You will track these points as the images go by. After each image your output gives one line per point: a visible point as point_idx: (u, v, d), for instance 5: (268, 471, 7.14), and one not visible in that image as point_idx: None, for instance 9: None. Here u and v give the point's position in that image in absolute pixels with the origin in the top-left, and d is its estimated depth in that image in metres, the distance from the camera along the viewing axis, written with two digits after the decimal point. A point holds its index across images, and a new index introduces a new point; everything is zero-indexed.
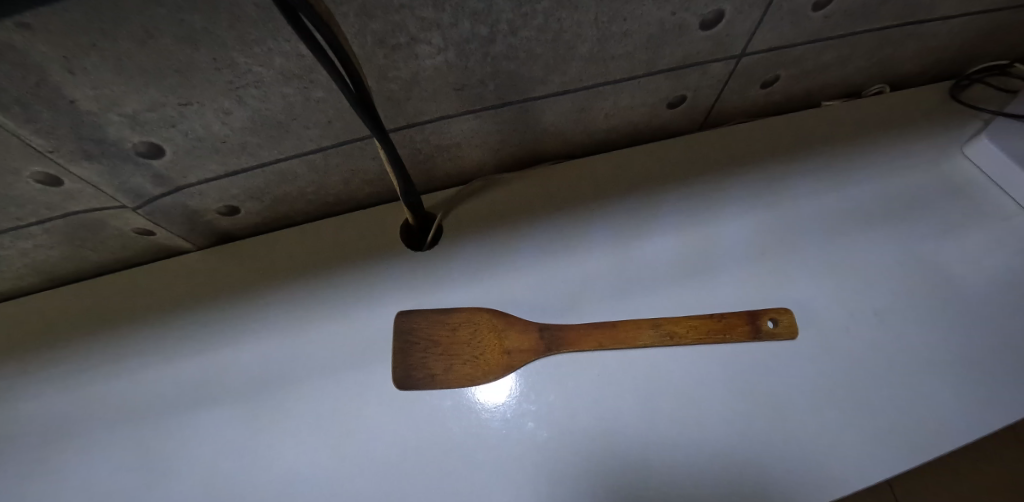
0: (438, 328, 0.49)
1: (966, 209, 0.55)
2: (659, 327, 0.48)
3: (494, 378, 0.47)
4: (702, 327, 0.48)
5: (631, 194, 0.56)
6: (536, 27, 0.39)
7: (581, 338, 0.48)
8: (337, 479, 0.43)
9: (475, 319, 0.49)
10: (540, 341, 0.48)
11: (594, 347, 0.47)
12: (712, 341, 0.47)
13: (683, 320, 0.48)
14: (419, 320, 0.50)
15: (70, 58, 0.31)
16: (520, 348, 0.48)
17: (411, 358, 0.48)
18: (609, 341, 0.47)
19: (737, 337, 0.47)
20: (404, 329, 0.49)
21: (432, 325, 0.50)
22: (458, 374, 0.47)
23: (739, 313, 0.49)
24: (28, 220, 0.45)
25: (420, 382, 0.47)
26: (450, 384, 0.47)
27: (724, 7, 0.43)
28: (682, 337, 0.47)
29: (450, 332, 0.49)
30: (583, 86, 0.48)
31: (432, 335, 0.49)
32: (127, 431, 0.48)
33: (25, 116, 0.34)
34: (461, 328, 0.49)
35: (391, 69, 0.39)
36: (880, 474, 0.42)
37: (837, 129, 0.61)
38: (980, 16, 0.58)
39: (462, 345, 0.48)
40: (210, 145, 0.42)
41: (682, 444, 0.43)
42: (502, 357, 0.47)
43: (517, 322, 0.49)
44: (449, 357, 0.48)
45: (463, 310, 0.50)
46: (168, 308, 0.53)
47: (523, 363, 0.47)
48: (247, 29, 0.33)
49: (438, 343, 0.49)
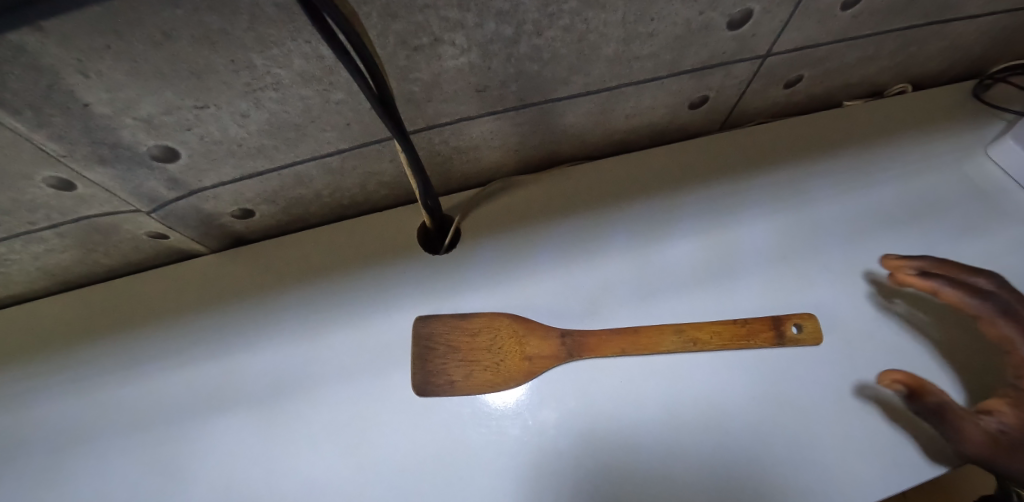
0: (459, 336, 0.48)
1: (988, 211, 0.55)
2: (682, 332, 0.47)
3: (515, 385, 0.46)
4: (725, 332, 0.47)
5: (650, 197, 0.55)
6: (561, 28, 0.38)
7: (603, 344, 0.47)
8: (356, 486, 0.43)
9: (495, 325, 0.49)
10: (561, 347, 0.47)
11: (616, 353, 0.47)
12: (735, 349, 0.47)
13: (706, 326, 0.48)
14: (438, 326, 0.49)
15: (84, 61, 0.30)
16: (540, 354, 0.47)
17: (431, 364, 0.47)
18: (631, 347, 0.47)
19: (761, 342, 0.47)
20: (422, 335, 0.49)
21: (450, 331, 0.49)
22: (478, 381, 0.46)
23: (763, 319, 0.48)
24: (40, 224, 0.44)
25: (439, 389, 0.46)
26: (469, 391, 0.46)
27: (753, 6, 0.42)
28: (705, 343, 0.47)
29: (469, 338, 0.48)
30: (605, 87, 0.47)
31: (451, 341, 0.48)
32: (142, 437, 0.47)
33: (38, 120, 0.33)
34: (481, 334, 0.48)
35: (413, 70, 0.38)
36: (905, 482, 0.41)
37: (859, 128, 0.60)
38: (1009, 14, 0.57)
39: (482, 352, 0.47)
40: (225, 149, 0.41)
41: (705, 450, 0.42)
42: (523, 364, 0.47)
43: (538, 328, 0.48)
44: (469, 364, 0.47)
45: (483, 314, 0.49)
46: (180, 314, 0.52)
47: (543, 369, 0.46)
48: (267, 30, 0.32)
49: (457, 350, 0.48)
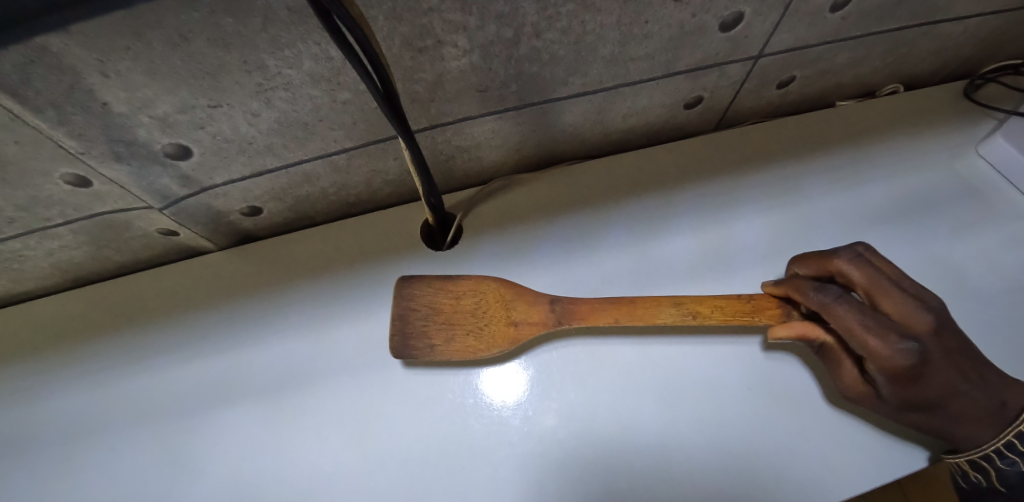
0: (443, 300, 0.49)
1: (979, 208, 0.56)
2: (682, 305, 0.47)
3: (499, 352, 0.47)
4: (728, 308, 0.46)
5: (647, 194, 0.57)
6: (559, 30, 0.40)
7: (594, 312, 0.47)
8: (361, 475, 0.44)
9: (480, 289, 0.50)
10: (551, 314, 0.48)
11: (610, 321, 0.47)
12: (736, 324, 0.46)
13: (708, 300, 0.47)
14: (421, 288, 0.50)
15: (104, 61, 0.31)
16: (528, 319, 0.48)
17: (409, 326, 0.48)
18: (625, 316, 0.47)
19: (767, 320, 0.46)
20: (405, 296, 0.49)
21: (435, 293, 0.49)
22: (458, 346, 0.47)
23: (771, 296, 0.47)
24: (55, 220, 0.45)
25: (417, 352, 0.47)
26: (449, 355, 0.47)
27: (744, 9, 0.43)
28: (706, 316, 0.46)
29: (453, 301, 0.49)
30: (602, 87, 0.49)
31: (433, 303, 0.49)
32: (152, 429, 0.48)
33: (58, 118, 0.34)
34: (465, 297, 0.49)
35: (417, 71, 0.40)
36: (892, 472, 0.42)
37: (853, 127, 0.61)
38: (997, 16, 0.58)
39: (465, 314, 0.49)
40: (236, 147, 0.43)
41: (702, 440, 0.44)
42: (509, 330, 0.48)
43: (525, 293, 0.49)
44: (450, 327, 0.48)
45: (472, 278, 0.50)
46: (188, 308, 0.54)
47: (529, 335, 0.48)
48: (279, 32, 0.33)
49: (439, 312, 0.49)
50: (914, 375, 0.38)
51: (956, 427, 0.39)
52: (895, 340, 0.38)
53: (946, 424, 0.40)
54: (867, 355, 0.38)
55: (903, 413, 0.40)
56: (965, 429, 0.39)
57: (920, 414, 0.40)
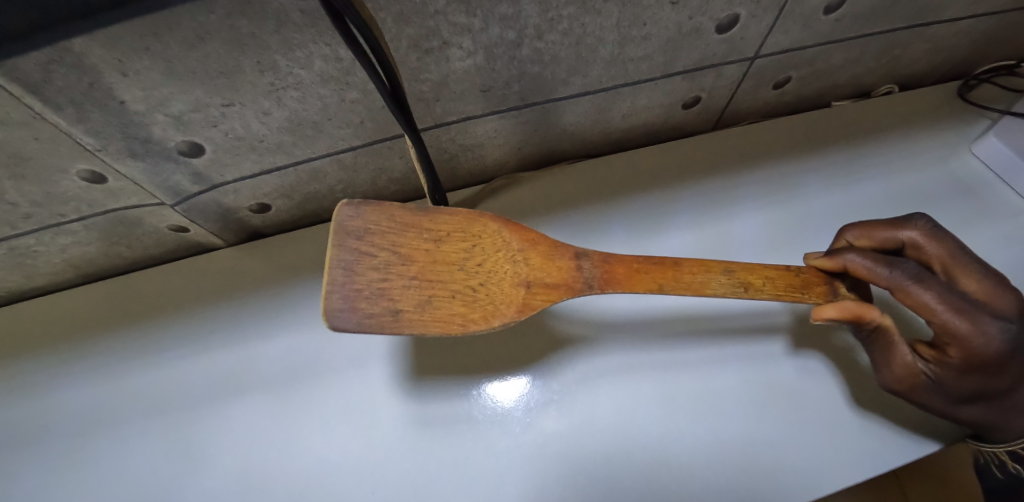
0: (410, 248, 0.36)
1: (973, 206, 0.57)
2: (732, 274, 0.41)
3: (503, 320, 0.37)
4: (779, 280, 0.42)
5: (647, 192, 0.58)
6: (561, 32, 0.41)
7: (635, 277, 0.41)
8: (367, 466, 0.45)
9: (472, 231, 0.39)
10: (578, 277, 0.41)
11: (650, 289, 0.40)
12: (784, 299, 0.42)
13: (759, 270, 0.42)
14: (382, 223, 0.36)
15: (124, 61, 0.33)
16: (546, 279, 0.40)
17: (360, 283, 0.35)
18: (671, 284, 0.40)
19: (814, 297, 0.43)
20: (357, 233, 0.36)
21: (403, 234, 0.37)
22: (438, 314, 0.36)
23: (818, 272, 0.44)
24: (70, 216, 0.47)
25: (371, 320, 0.34)
26: (421, 326, 0.35)
27: (740, 11, 0.45)
28: (757, 289, 0.41)
29: (433, 247, 0.37)
30: (602, 87, 0.50)
31: (402, 248, 0.36)
32: (163, 420, 0.49)
33: (77, 116, 0.36)
34: (451, 242, 0.38)
35: (423, 71, 0.41)
36: (877, 467, 0.45)
37: (849, 127, 0.62)
38: (989, 17, 0.59)
39: (450, 268, 0.37)
40: (247, 145, 0.44)
41: (700, 431, 0.45)
42: (515, 293, 0.39)
43: (542, 243, 0.41)
44: (427, 287, 0.36)
45: (449, 221, 0.38)
46: (198, 304, 0.55)
47: (544, 302, 0.39)
48: (291, 34, 0.34)
49: (412, 263, 0.36)
50: (997, 361, 0.38)
51: (1010, 420, 0.41)
52: (989, 325, 0.38)
53: (1004, 416, 0.41)
54: (954, 340, 0.39)
55: (959, 402, 0.41)
56: (1016, 420, 0.41)
57: (976, 404, 0.41)
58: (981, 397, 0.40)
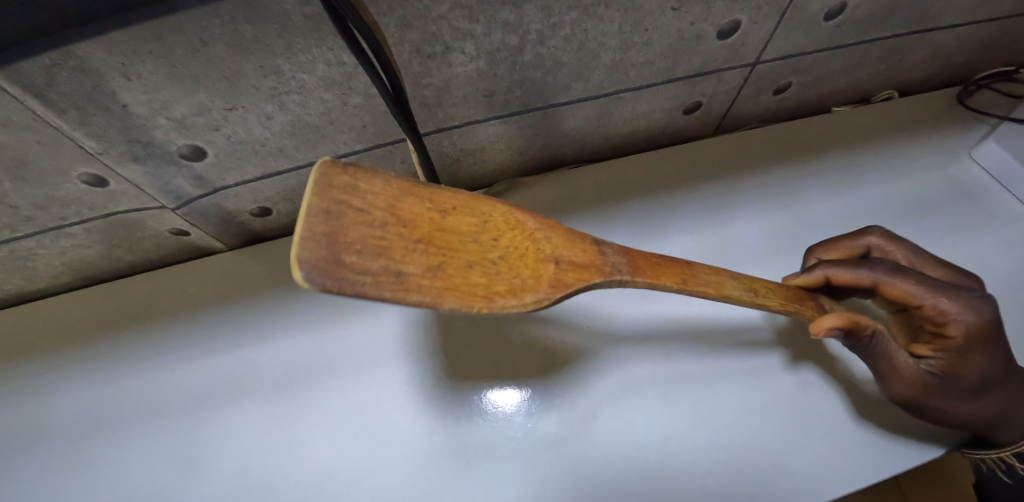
0: (410, 208, 0.28)
1: (973, 211, 0.58)
2: (739, 280, 0.40)
3: (535, 300, 0.31)
4: (779, 291, 0.42)
5: (648, 197, 0.58)
6: (563, 37, 0.41)
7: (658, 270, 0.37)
8: (367, 471, 0.45)
9: (480, 204, 0.32)
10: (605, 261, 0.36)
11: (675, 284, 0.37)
12: (788, 311, 0.42)
13: (759, 281, 0.42)
14: (373, 183, 0.27)
15: (127, 64, 0.33)
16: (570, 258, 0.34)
17: (354, 248, 0.25)
18: (692, 282, 0.38)
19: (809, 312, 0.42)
20: (343, 189, 0.25)
21: (401, 198, 0.28)
22: (458, 288, 0.28)
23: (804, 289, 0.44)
24: (70, 219, 0.46)
25: (373, 293, 0.24)
26: (439, 301, 0.27)
27: (741, 17, 0.45)
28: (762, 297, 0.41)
29: (441, 215, 0.29)
30: (603, 92, 0.50)
31: (403, 213, 0.27)
32: (161, 424, 0.49)
33: (80, 119, 0.36)
34: (461, 213, 0.30)
35: (425, 76, 0.41)
36: (879, 473, 0.45)
37: (849, 132, 0.62)
38: (988, 24, 0.60)
39: (464, 241, 0.29)
40: (249, 149, 0.44)
41: (701, 437, 0.45)
42: (540, 269, 0.32)
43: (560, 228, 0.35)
44: (440, 257, 0.28)
45: (453, 190, 0.31)
46: (198, 307, 0.55)
47: (575, 280, 0.34)
48: (294, 38, 0.35)
49: (418, 230, 0.28)
50: (986, 336, 0.40)
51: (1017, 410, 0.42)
52: (966, 302, 0.41)
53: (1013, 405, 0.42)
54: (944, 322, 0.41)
55: (973, 395, 0.41)
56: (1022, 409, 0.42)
57: (988, 396, 0.41)
58: (989, 386, 0.41)
